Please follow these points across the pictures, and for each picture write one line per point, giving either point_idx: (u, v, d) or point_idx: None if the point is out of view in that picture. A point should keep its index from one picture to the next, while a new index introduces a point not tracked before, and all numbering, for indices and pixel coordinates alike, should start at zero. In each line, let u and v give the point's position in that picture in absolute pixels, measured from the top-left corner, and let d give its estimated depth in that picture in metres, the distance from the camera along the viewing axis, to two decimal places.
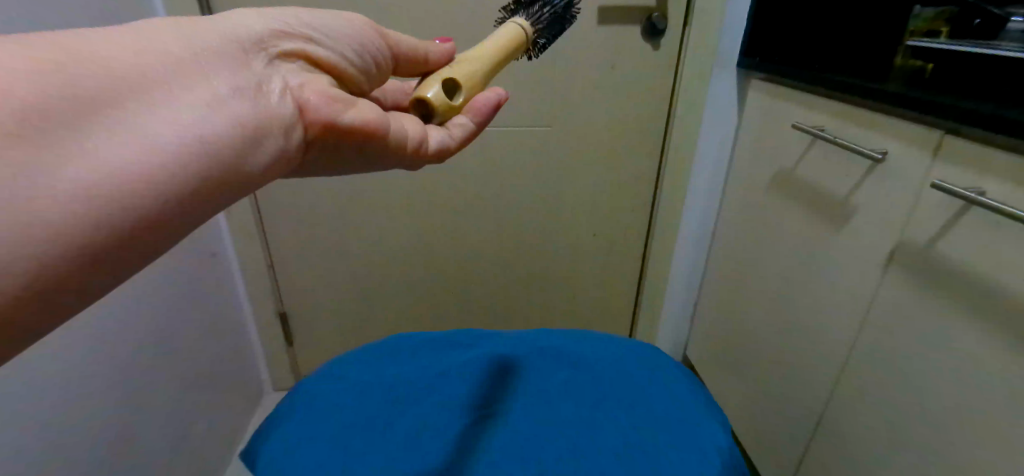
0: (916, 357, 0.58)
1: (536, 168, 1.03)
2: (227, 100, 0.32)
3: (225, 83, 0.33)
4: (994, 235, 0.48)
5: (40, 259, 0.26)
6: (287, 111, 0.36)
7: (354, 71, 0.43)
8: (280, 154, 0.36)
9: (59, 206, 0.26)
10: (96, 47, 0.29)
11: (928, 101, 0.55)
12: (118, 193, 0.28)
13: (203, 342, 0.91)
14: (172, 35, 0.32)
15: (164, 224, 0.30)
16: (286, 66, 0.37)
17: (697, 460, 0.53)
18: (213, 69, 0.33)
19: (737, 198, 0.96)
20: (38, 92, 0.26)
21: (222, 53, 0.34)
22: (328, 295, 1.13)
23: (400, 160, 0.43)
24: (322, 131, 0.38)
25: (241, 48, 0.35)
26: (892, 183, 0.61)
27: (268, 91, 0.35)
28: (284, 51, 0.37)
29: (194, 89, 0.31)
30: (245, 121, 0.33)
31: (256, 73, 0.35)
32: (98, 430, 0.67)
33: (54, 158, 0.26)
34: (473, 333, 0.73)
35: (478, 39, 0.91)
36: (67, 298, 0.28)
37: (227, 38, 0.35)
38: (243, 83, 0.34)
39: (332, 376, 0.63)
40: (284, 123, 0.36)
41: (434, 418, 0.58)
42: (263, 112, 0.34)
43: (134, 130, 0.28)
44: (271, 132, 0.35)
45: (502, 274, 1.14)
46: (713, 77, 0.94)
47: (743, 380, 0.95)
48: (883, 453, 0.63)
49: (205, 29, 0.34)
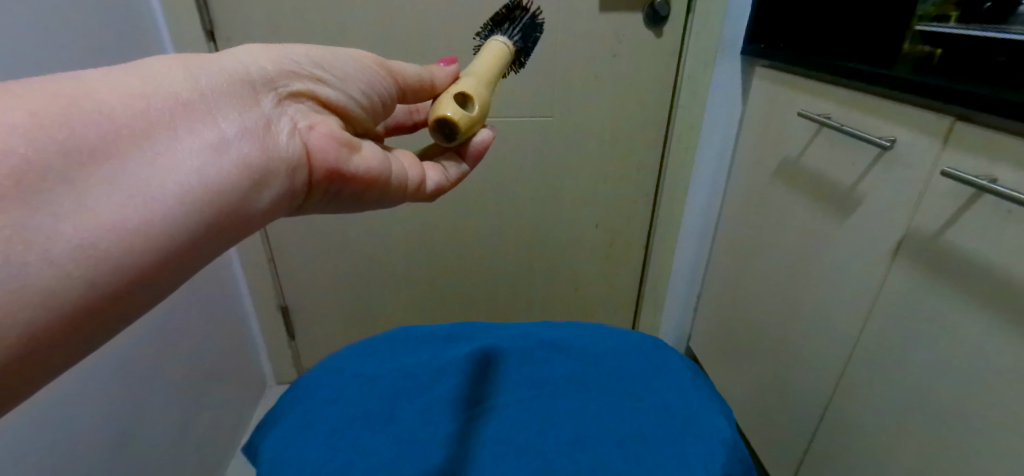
0: (922, 356, 0.57)
1: (536, 159, 1.01)
2: (235, 141, 0.34)
3: (233, 123, 0.34)
4: (1005, 225, 0.47)
5: (42, 307, 0.27)
6: (294, 151, 0.38)
7: (359, 111, 0.44)
8: (283, 190, 0.37)
9: (59, 259, 0.27)
10: (100, 95, 0.30)
11: (937, 87, 0.53)
12: (120, 243, 0.28)
13: (202, 335, 0.93)
14: (178, 74, 0.33)
15: (168, 268, 0.31)
16: (294, 106, 0.39)
17: (700, 450, 0.53)
18: (222, 111, 0.34)
19: (741, 186, 0.94)
20: (37, 147, 0.27)
21: (232, 93, 0.35)
22: (328, 288, 1.14)
23: (400, 198, 0.47)
24: (326, 169, 0.40)
25: (252, 89, 0.36)
26: (901, 174, 0.58)
27: (276, 129, 0.37)
28: (293, 91, 0.39)
29: (203, 132, 0.32)
30: (251, 161, 0.34)
31: (263, 114, 0.37)
32: (99, 422, 0.69)
33: (60, 212, 0.27)
34: (471, 326, 0.74)
35: (476, 28, 0.88)
36: (61, 344, 0.28)
37: (237, 78, 0.36)
38: (251, 124, 0.35)
39: (332, 368, 0.65)
40: (289, 162, 0.38)
41: (435, 410, 0.59)
42: (270, 154, 0.36)
43: (139, 179, 0.29)
44: (278, 171, 0.37)
45: (501, 265, 1.14)
46: (716, 64, 0.92)
47: (746, 373, 0.94)
48: (885, 448, 0.63)
49: (213, 67, 0.35)
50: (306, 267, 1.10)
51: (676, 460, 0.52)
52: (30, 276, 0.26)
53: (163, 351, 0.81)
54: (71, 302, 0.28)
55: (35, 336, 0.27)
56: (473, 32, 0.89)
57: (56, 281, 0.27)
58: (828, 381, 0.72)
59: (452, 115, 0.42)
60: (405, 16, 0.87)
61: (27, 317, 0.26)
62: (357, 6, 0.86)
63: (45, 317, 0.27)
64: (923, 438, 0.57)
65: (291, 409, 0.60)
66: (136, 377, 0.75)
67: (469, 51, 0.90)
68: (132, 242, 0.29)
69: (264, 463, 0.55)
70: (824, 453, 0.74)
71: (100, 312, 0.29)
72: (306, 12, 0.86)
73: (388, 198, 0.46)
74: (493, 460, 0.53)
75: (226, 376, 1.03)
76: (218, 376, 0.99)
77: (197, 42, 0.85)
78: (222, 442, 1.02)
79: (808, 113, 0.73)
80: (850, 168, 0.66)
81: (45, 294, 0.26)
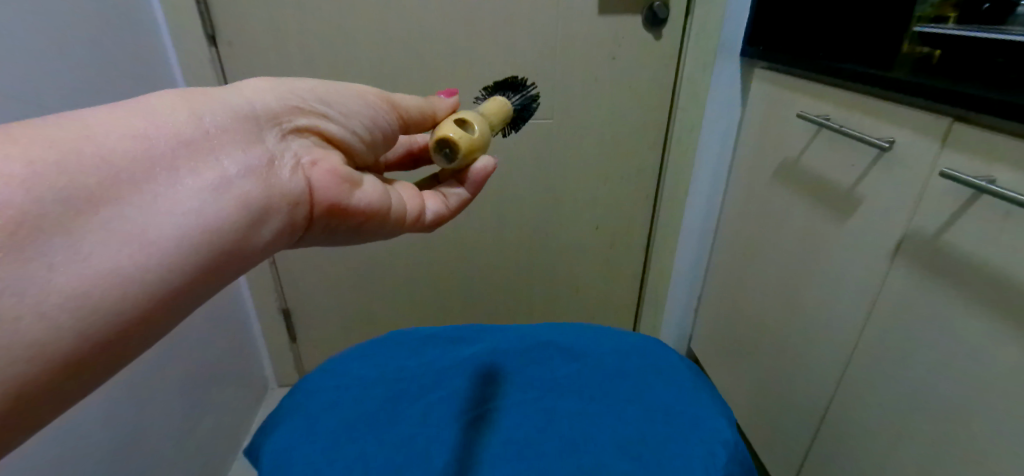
0: (921, 357, 0.57)
1: (536, 161, 1.01)
2: (237, 179, 0.34)
3: (236, 161, 0.35)
4: (1004, 225, 0.47)
5: (35, 358, 0.27)
6: (296, 187, 0.38)
7: (361, 145, 0.45)
8: (285, 223, 0.38)
9: (52, 309, 0.27)
10: (104, 137, 0.31)
11: (935, 88, 0.53)
12: (114, 289, 0.29)
13: (204, 338, 0.93)
14: (183, 113, 0.34)
15: (162, 310, 0.31)
16: (298, 141, 0.40)
17: (699, 454, 0.52)
18: (224, 149, 0.35)
19: (741, 187, 0.94)
20: (34, 198, 0.27)
21: (235, 131, 0.36)
22: (328, 291, 1.14)
23: (399, 229, 0.48)
24: (328, 204, 0.41)
25: (256, 125, 0.37)
26: (901, 174, 0.58)
27: (279, 164, 0.38)
28: (297, 126, 0.40)
29: (205, 171, 0.33)
30: (252, 198, 0.35)
31: (267, 150, 0.37)
32: (102, 425, 0.69)
33: (55, 262, 0.27)
34: (471, 328, 0.74)
35: (476, 31, 0.89)
36: (54, 392, 0.28)
37: (242, 114, 0.37)
38: (255, 161, 0.36)
39: (331, 371, 0.65)
40: (291, 197, 0.38)
41: (434, 414, 0.59)
42: (272, 190, 0.36)
43: (138, 222, 0.30)
44: (280, 207, 0.37)
45: (502, 267, 1.14)
46: (716, 66, 0.93)
47: (747, 374, 0.94)
48: (885, 450, 0.62)
49: (219, 105, 0.36)
50: (307, 270, 1.11)
51: (676, 462, 0.52)
52: (23, 329, 0.26)
53: (165, 354, 0.82)
54: (63, 353, 0.28)
55: (28, 387, 0.27)
56: (473, 35, 0.89)
57: (48, 333, 0.27)
58: (828, 382, 0.72)
59: (455, 135, 0.43)
60: (406, 19, 0.87)
61: (19, 369, 0.26)
62: (358, 8, 0.86)
63: (36, 368, 0.27)
64: (925, 439, 0.57)
65: (291, 411, 0.60)
66: (137, 381, 0.76)
67: (469, 53, 0.91)
68: (125, 287, 0.29)
69: (264, 463, 0.55)
70: (825, 454, 0.74)
71: (93, 358, 0.29)
72: (306, 15, 0.86)
73: (386, 230, 0.46)
74: (495, 465, 0.53)
75: (228, 379, 1.03)
76: (219, 378, 1.00)
77: (199, 45, 0.86)
78: (223, 445, 1.02)
79: (808, 114, 0.73)
80: (849, 169, 0.66)
81: (38, 347, 0.27)
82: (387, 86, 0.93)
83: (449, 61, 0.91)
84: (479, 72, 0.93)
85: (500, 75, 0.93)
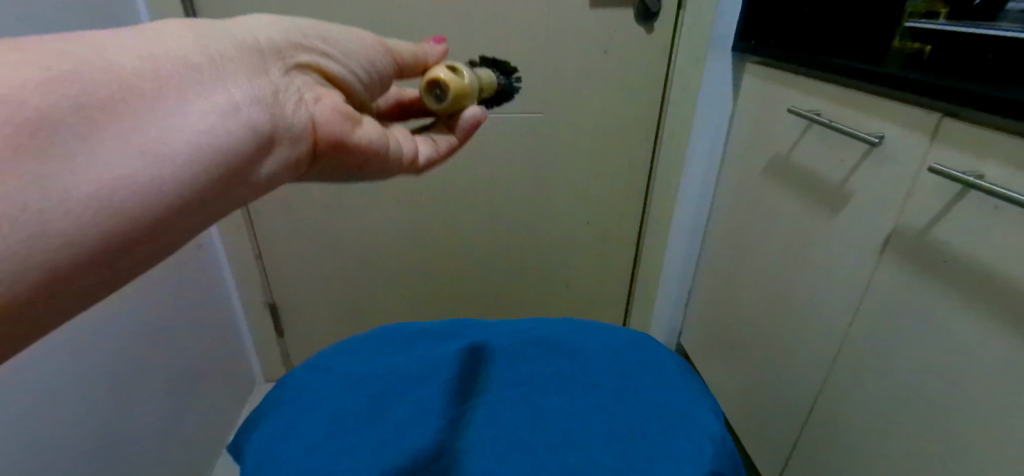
0: (908, 352, 0.57)
1: (527, 155, 1.01)
2: (247, 105, 0.34)
3: (246, 89, 0.34)
4: (993, 220, 0.47)
5: (37, 268, 0.26)
6: (300, 118, 0.38)
7: (358, 88, 0.45)
8: (285, 157, 0.38)
9: (62, 215, 0.26)
10: (109, 54, 0.29)
11: (925, 82, 0.53)
12: (124, 200, 0.28)
13: (189, 332, 0.92)
14: (191, 39, 0.33)
15: (166, 226, 0.30)
16: (301, 78, 0.39)
17: (688, 449, 0.52)
18: (234, 75, 0.34)
19: (731, 182, 0.94)
20: (42, 106, 0.26)
21: (244, 58, 0.35)
22: (317, 286, 1.13)
23: (393, 170, 0.48)
24: (328, 138, 0.41)
25: (264, 56, 0.36)
26: (889, 169, 0.58)
27: (286, 95, 0.37)
28: (300, 62, 0.39)
29: (217, 93, 0.32)
30: (261, 124, 0.35)
31: (273, 80, 0.37)
32: (86, 422, 0.68)
33: (63, 167, 0.26)
34: (460, 323, 0.73)
35: (467, 23, 0.88)
36: (51, 304, 0.27)
37: (248, 44, 0.36)
38: (263, 90, 0.35)
39: (318, 367, 0.64)
40: (295, 129, 0.38)
41: (423, 408, 0.58)
42: (279, 119, 0.36)
43: (148, 137, 0.29)
44: (284, 137, 0.37)
45: (492, 262, 1.13)
46: (708, 61, 0.92)
47: (736, 369, 0.94)
48: (872, 444, 0.63)
49: (223, 34, 0.35)
50: (295, 264, 1.10)
51: (666, 457, 0.52)
52: (42, 230, 0.25)
53: (149, 349, 0.80)
54: (66, 263, 0.27)
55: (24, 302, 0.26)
56: (464, 27, 0.88)
57: (58, 242, 0.26)
58: (816, 377, 0.72)
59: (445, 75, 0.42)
60: (395, 10, 0.86)
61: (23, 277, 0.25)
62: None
63: (39, 277, 0.26)
64: (911, 433, 0.57)
65: (278, 407, 0.59)
66: (122, 376, 0.74)
67: (459, 46, 0.90)
68: (133, 201, 0.28)
69: (248, 461, 0.54)
70: (811, 449, 0.74)
71: (95, 271, 0.28)
72: (293, 6, 0.84)
73: (381, 170, 0.47)
74: (486, 460, 0.52)
75: (214, 374, 1.02)
76: (206, 373, 0.98)
77: None
78: (209, 441, 1.01)
79: (799, 109, 0.72)
80: (839, 165, 0.66)
81: (45, 253, 0.26)
82: None
83: None
84: (470, 65, 0.91)
85: None
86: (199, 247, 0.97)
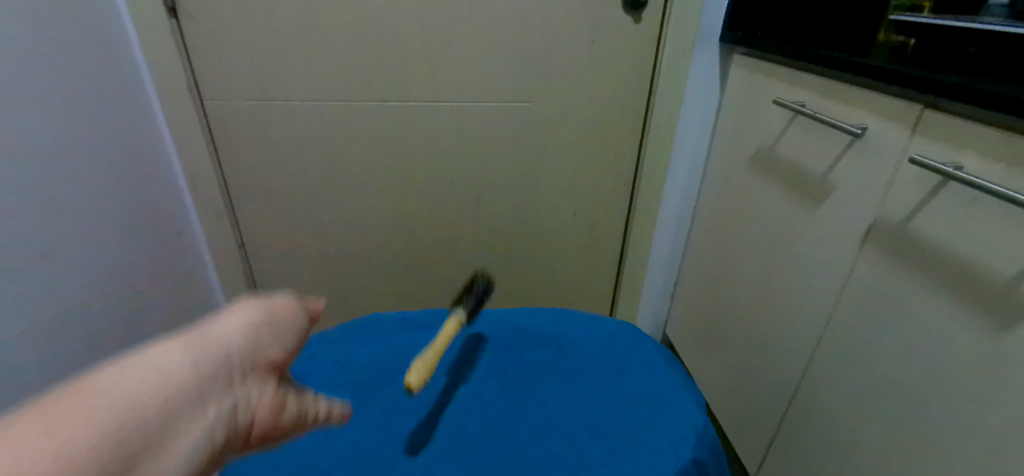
0: (887, 341, 0.58)
1: (514, 145, 1.00)
2: (212, 436, 0.34)
3: (211, 422, 0.34)
4: (970, 211, 0.47)
5: None
6: (244, 423, 0.37)
7: (291, 403, 0.41)
8: (231, 454, 0.37)
9: None
10: (74, 432, 0.27)
11: (908, 74, 0.53)
12: None
13: (171, 324, 0.91)
14: (161, 375, 0.32)
15: None
16: (254, 390, 0.38)
17: (669, 437, 0.53)
18: (204, 405, 0.34)
19: (717, 174, 0.95)
20: None
21: (204, 382, 0.34)
22: (301, 277, 1.12)
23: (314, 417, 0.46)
24: (259, 440, 0.39)
25: (225, 376, 0.36)
26: (871, 161, 0.59)
27: (247, 406, 0.37)
28: (254, 383, 0.38)
29: (193, 432, 0.32)
30: (216, 439, 0.34)
31: (236, 388, 0.36)
32: None
33: None
34: (444, 312, 0.73)
35: (453, 10, 0.86)
36: None
37: (216, 368, 0.35)
38: (222, 416, 0.35)
39: (300, 356, 0.63)
40: (235, 442, 0.37)
41: (406, 398, 0.58)
42: (227, 435, 0.35)
43: None
44: (229, 447, 0.36)
45: (479, 252, 1.13)
46: (695, 52, 0.92)
47: (719, 360, 0.95)
48: (851, 432, 0.64)
49: (186, 355, 0.34)
50: (279, 254, 1.08)
51: (647, 444, 0.52)
52: None
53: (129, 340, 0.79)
54: None
55: None
56: (450, 14, 0.87)
57: None
58: (797, 367, 0.73)
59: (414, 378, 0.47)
60: None
61: None
62: None
63: None
64: (889, 421, 0.58)
65: None
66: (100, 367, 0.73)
67: (445, 34, 0.88)
68: None
69: None
70: (791, 437, 0.75)
71: None
72: None
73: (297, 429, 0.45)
74: (469, 448, 0.52)
75: None
76: None
77: (160, 19, 0.82)
78: None
79: (784, 101, 0.73)
80: (822, 157, 0.66)
81: None
82: (361, 66, 0.90)
83: (424, 41, 0.89)
84: (456, 54, 0.90)
85: (477, 57, 0.91)
86: (180, 236, 0.96)
